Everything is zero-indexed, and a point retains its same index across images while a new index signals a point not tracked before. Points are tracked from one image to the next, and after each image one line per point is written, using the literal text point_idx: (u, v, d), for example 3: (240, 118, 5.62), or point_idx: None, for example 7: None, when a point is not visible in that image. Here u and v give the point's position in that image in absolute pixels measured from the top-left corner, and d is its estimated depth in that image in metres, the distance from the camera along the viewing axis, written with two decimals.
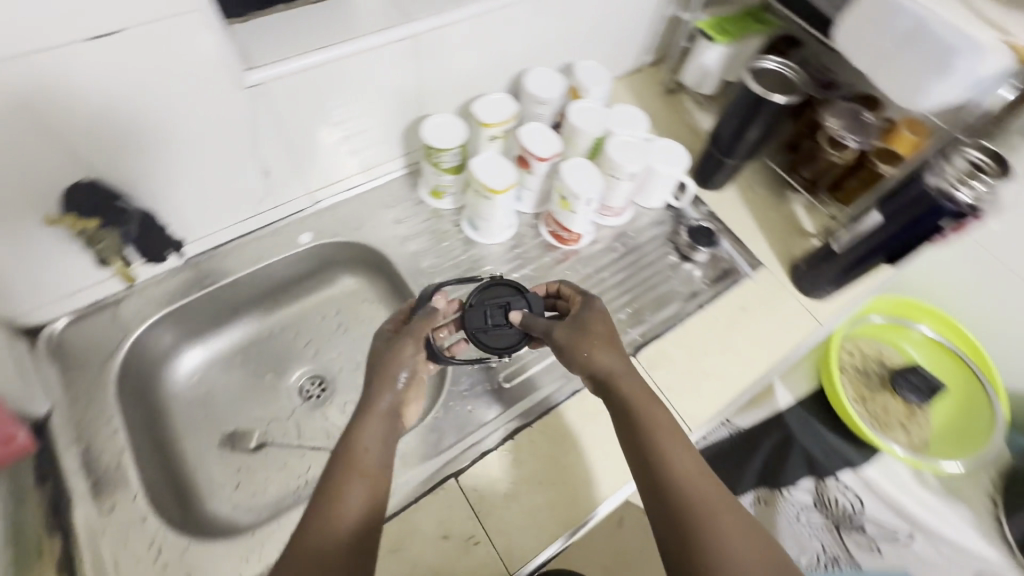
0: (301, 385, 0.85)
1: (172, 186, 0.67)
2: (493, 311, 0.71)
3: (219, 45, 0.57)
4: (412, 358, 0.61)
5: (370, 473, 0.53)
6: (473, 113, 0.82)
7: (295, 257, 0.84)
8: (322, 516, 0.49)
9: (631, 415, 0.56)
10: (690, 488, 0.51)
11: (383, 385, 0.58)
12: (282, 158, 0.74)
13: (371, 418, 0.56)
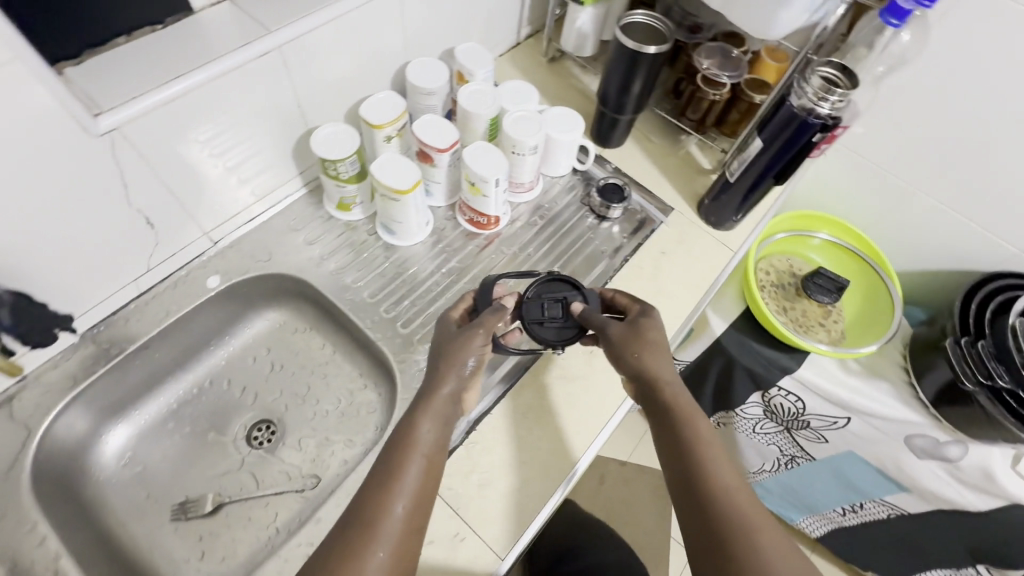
0: (247, 433, 0.81)
1: (39, 259, 0.60)
2: (550, 305, 0.74)
3: (52, 94, 0.51)
4: (480, 347, 0.66)
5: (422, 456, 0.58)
6: (363, 116, 0.79)
7: (206, 304, 0.78)
8: (374, 487, 0.55)
9: (669, 406, 0.62)
10: (719, 475, 0.56)
11: (448, 369, 0.64)
12: (164, 203, 0.68)
13: (432, 401, 0.62)
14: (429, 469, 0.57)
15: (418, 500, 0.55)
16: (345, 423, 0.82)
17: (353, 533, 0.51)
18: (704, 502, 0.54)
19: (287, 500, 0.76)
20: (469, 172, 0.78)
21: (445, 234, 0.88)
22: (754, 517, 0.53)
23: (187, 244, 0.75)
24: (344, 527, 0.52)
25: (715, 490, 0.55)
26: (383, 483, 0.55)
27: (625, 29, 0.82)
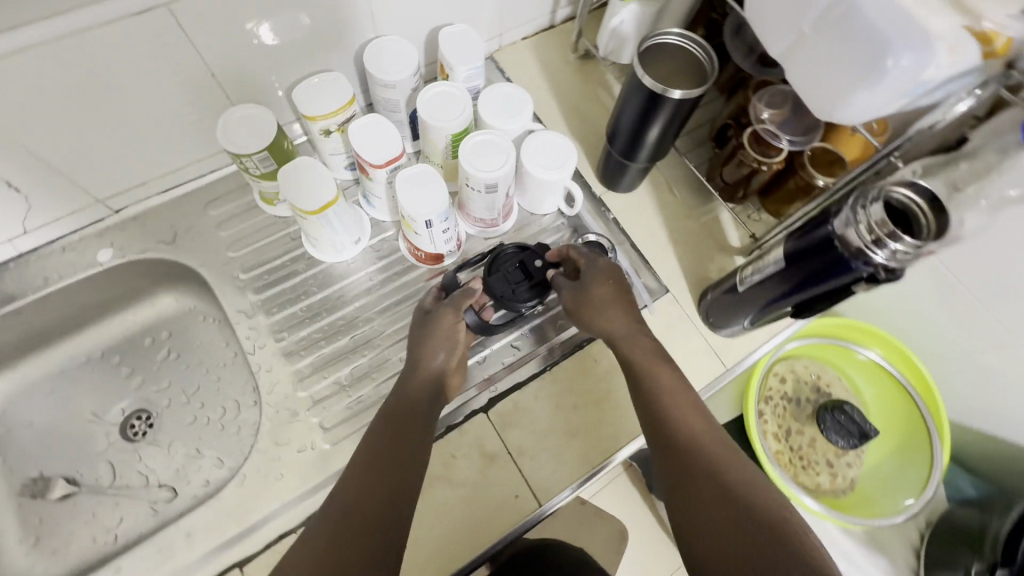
0: (124, 420, 0.75)
1: None
2: (512, 272, 0.66)
3: None
4: (453, 326, 0.62)
5: (404, 428, 0.54)
6: (295, 102, 0.65)
7: (96, 278, 0.70)
8: (358, 462, 0.52)
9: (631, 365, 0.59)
10: (688, 428, 0.53)
11: (424, 351, 0.60)
12: (31, 165, 0.59)
13: (408, 386, 0.59)
14: (409, 437, 0.54)
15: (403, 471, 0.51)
16: (221, 439, 0.73)
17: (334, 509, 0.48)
18: (676, 455, 0.51)
19: (134, 509, 0.70)
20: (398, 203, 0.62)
21: (381, 255, 0.74)
22: (730, 463, 0.50)
23: (78, 210, 0.67)
24: (326, 509, 0.49)
25: (682, 444, 0.52)
26: (363, 455, 0.52)
27: (648, 56, 0.60)
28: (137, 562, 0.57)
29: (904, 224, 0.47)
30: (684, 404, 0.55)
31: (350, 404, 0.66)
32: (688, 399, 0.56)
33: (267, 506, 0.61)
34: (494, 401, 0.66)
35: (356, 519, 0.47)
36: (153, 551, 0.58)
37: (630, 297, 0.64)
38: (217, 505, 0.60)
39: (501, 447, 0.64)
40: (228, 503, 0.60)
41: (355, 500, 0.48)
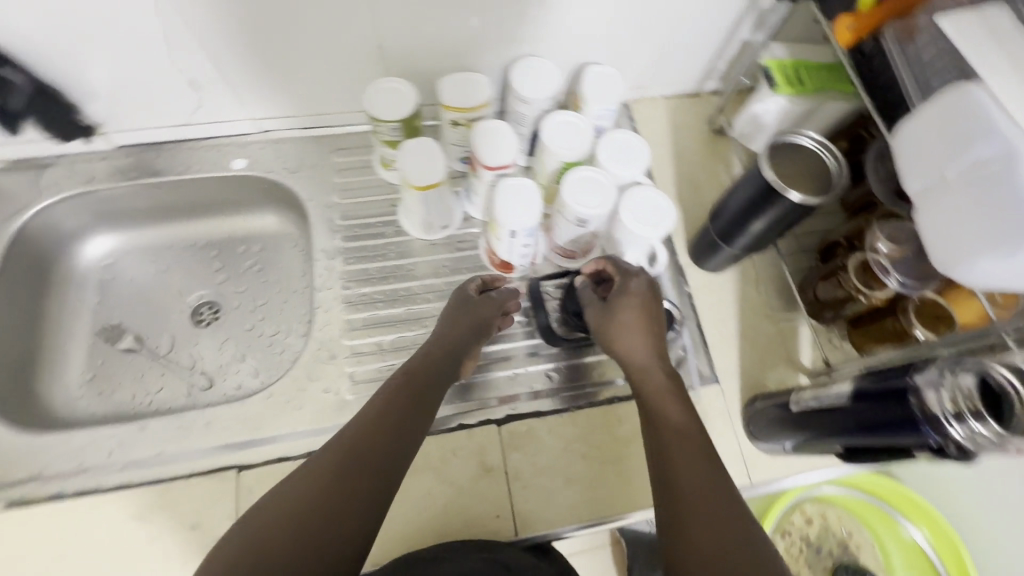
0: (196, 306, 0.83)
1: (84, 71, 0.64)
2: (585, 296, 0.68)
3: None
4: (489, 316, 0.66)
5: (415, 391, 0.57)
6: (439, 89, 0.70)
7: (225, 180, 0.80)
8: (366, 416, 0.54)
9: (646, 399, 0.56)
10: (700, 468, 0.49)
11: (449, 331, 0.64)
12: (214, 72, 0.69)
13: (421, 359, 0.61)
14: (423, 402, 0.57)
15: (399, 428, 0.53)
16: (265, 353, 0.80)
17: (337, 452, 0.50)
18: (681, 496, 0.47)
19: (176, 385, 0.77)
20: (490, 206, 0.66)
21: (460, 246, 0.78)
22: (746, 523, 0.45)
23: (233, 120, 0.77)
24: (326, 451, 0.51)
25: (691, 487, 0.48)
26: (373, 411, 0.55)
27: (779, 151, 0.60)
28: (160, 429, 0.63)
29: (995, 407, 0.43)
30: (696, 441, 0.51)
31: (382, 368, 0.70)
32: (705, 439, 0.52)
33: (278, 428, 0.65)
34: (510, 419, 0.67)
35: (361, 466, 0.49)
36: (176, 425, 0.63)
37: (660, 330, 0.62)
38: (240, 409, 0.65)
39: (499, 465, 0.64)
40: (249, 411, 0.65)
41: (360, 448, 0.51)
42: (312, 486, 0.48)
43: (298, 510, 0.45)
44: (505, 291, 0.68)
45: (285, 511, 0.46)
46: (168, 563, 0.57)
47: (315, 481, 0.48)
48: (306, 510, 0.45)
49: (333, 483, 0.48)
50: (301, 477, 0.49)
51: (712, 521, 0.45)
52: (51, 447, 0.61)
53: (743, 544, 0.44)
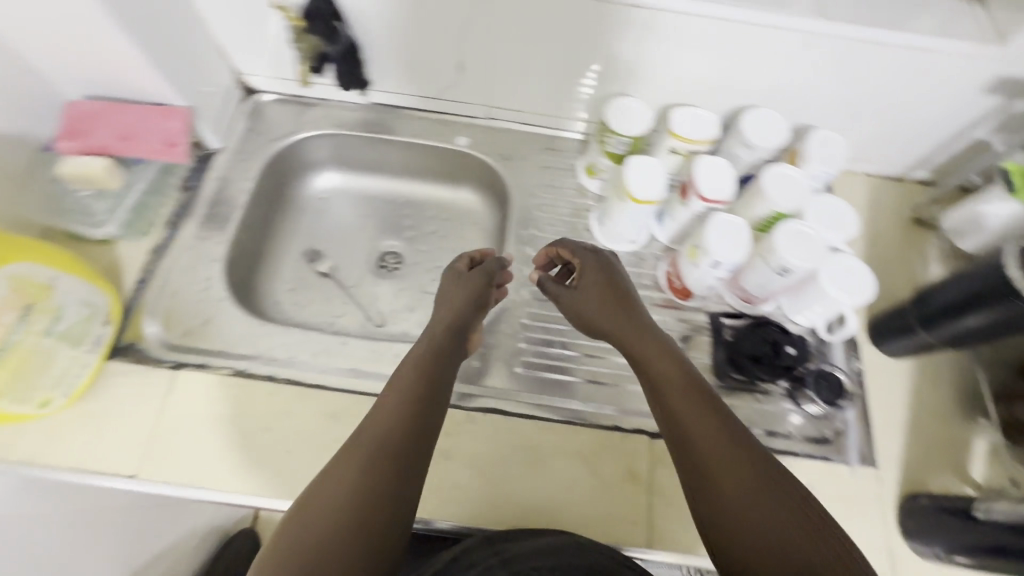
0: (383, 253, 0.92)
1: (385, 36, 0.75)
2: (764, 344, 0.72)
3: None
4: (482, 290, 0.70)
5: (435, 361, 0.61)
6: (670, 118, 0.75)
7: (446, 152, 0.89)
8: (397, 390, 0.57)
9: (652, 370, 0.59)
10: (712, 436, 0.52)
11: (450, 309, 0.68)
12: (482, 60, 0.77)
13: (429, 335, 0.64)
14: (438, 381, 0.59)
15: (425, 391, 0.57)
16: (435, 311, 0.87)
17: (380, 431, 0.53)
18: (705, 469, 0.51)
19: (353, 317, 0.86)
20: (699, 232, 0.69)
21: (638, 263, 0.82)
22: (773, 491, 0.49)
23: (471, 103, 0.86)
24: (365, 429, 0.53)
25: (711, 458, 0.51)
26: (399, 387, 0.57)
27: None
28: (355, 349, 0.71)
29: None
30: (716, 430, 0.53)
31: (548, 354, 0.74)
32: (710, 401, 0.55)
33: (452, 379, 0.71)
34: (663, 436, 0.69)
35: (407, 441, 0.53)
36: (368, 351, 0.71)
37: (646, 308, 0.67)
38: None
39: (645, 476, 0.66)
40: None
41: (402, 431, 0.53)
42: (366, 470, 0.50)
43: (360, 491, 0.49)
44: (489, 262, 0.73)
45: (348, 491, 0.49)
46: None
47: (368, 460, 0.51)
48: (367, 492, 0.49)
49: (381, 458, 0.51)
50: (351, 456, 0.51)
51: (737, 494, 0.49)
52: (271, 338, 0.71)
53: (779, 515, 0.48)
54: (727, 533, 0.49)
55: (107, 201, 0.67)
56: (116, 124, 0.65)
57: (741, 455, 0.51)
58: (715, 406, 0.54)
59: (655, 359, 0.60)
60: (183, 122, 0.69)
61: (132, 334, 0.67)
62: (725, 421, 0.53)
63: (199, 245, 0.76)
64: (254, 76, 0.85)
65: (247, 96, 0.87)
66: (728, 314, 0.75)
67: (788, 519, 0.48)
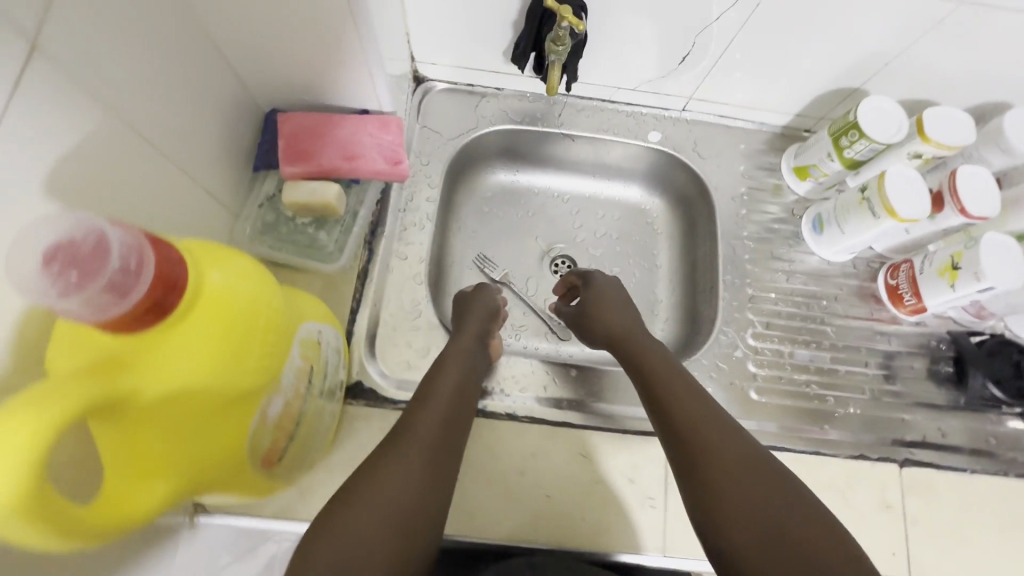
0: (552, 256, 0.83)
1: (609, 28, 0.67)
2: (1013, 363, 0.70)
3: None
4: (493, 300, 0.70)
5: (471, 364, 0.60)
6: (919, 118, 0.67)
7: (633, 148, 0.81)
8: (450, 384, 0.56)
9: (648, 372, 0.59)
10: (717, 424, 0.51)
11: (470, 321, 0.66)
12: (709, 53, 0.69)
13: (456, 340, 0.62)
14: (462, 404, 0.56)
15: (464, 389, 0.57)
16: None
17: (433, 420, 0.52)
18: (697, 452, 0.49)
19: (537, 333, 0.79)
20: (966, 252, 0.64)
21: (852, 275, 0.77)
22: (774, 475, 0.46)
23: (671, 95, 0.78)
24: (425, 417, 0.51)
25: (710, 440, 0.49)
26: (448, 377, 0.57)
27: None
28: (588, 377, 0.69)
29: None
30: (721, 428, 0.50)
31: (778, 376, 0.70)
32: (700, 395, 0.54)
33: None
34: (909, 463, 0.67)
35: (446, 428, 0.52)
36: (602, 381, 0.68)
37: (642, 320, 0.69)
38: None
39: (900, 506, 0.64)
40: None
41: (449, 418, 0.53)
42: (412, 454, 0.48)
43: (412, 478, 0.46)
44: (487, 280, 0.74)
45: (396, 475, 0.46)
46: (603, 506, 0.61)
47: (418, 447, 0.48)
48: (415, 476, 0.46)
49: (436, 446, 0.50)
50: (413, 441, 0.49)
51: (738, 476, 0.46)
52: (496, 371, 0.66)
53: (780, 493, 0.45)
54: (727, 511, 0.45)
55: (340, 226, 0.59)
56: (338, 142, 0.57)
57: (739, 439, 0.49)
58: (701, 398, 0.54)
59: (654, 364, 0.59)
60: (401, 132, 0.60)
61: (362, 372, 0.62)
62: (724, 416, 0.51)
63: (401, 265, 0.69)
64: (430, 64, 0.74)
65: (415, 85, 0.76)
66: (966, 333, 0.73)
67: (789, 499, 0.45)
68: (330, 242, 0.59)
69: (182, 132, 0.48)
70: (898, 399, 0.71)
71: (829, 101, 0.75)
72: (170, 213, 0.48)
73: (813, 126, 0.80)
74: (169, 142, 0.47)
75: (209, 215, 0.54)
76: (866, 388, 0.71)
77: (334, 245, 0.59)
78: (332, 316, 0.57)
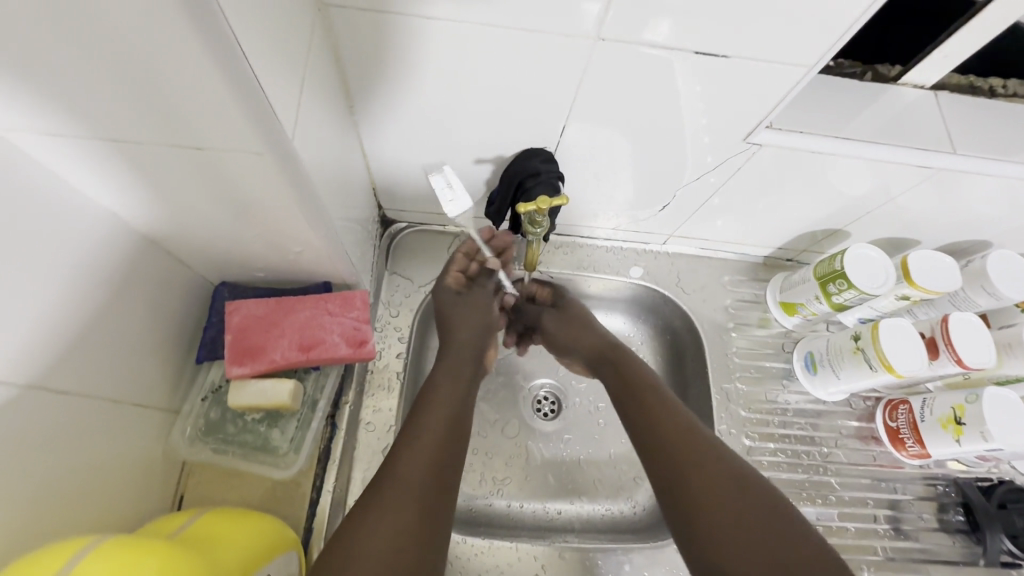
0: (535, 396, 0.77)
1: (589, 181, 0.65)
2: (1015, 517, 0.66)
3: (768, 105, 0.51)
4: (483, 307, 0.67)
5: (465, 386, 0.59)
6: (904, 261, 0.66)
7: (614, 282, 0.78)
8: (436, 427, 0.52)
9: (666, 446, 0.53)
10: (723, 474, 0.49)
11: (463, 339, 0.64)
12: (690, 201, 0.67)
13: (452, 360, 0.61)
14: (456, 445, 0.52)
15: (456, 420, 0.54)
16: (609, 472, 0.74)
17: (422, 460, 0.49)
18: (709, 524, 0.47)
19: (523, 488, 0.72)
20: (969, 408, 0.61)
21: (848, 413, 0.73)
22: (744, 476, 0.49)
23: (651, 233, 0.76)
24: (413, 456, 0.49)
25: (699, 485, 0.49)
26: (439, 412, 0.54)
27: None
28: (580, 559, 0.61)
29: None
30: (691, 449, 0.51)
31: None
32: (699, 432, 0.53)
33: None
34: None
35: (437, 469, 0.49)
36: (597, 564, 0.61)
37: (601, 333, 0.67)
38: (655, 554, 0.62)
39: None
40: (665, 561, 0.62)
41: (446, 448, 0.51)
42: (398, 507, 0.45)
43: (402, 526, 0.44)
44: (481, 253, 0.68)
45: (380, 532, 0.44)
46: None
47: (405, 499, 0.46)
48: (405, 517, 0.45)
49: (424, 488, 0.47)
50: (402, 487, 0.47)
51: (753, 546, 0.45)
52: (483, 556, 0.60)
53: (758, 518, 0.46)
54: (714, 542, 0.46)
55: (297, 420, 0.53)
56: (294, 332, 0.51)
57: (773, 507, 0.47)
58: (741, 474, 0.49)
59: (643, 399, 0.57)
60: (367, 308, 0.54)
61: None
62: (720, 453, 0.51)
63: (367, 436, 0.61)
64: (399, 210, 0.71)
65: (382, 228, 0.72)
66: (967, 481, 0.69)
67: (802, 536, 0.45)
68: (285, 441, 0.52)
69: (111, 355, 0.43)
70: (914, 559, 0.66)
71: (811, 237, 0.73)
72: (89, 453, 0.41)
73: (793, 256, 0.78)
74: (91, 375, 0.41)
75: (141, 430, 0.47)
76: (878, 547, 0.66)
77: (288, 444, 0.52)
78: (285, 529, 0.49)
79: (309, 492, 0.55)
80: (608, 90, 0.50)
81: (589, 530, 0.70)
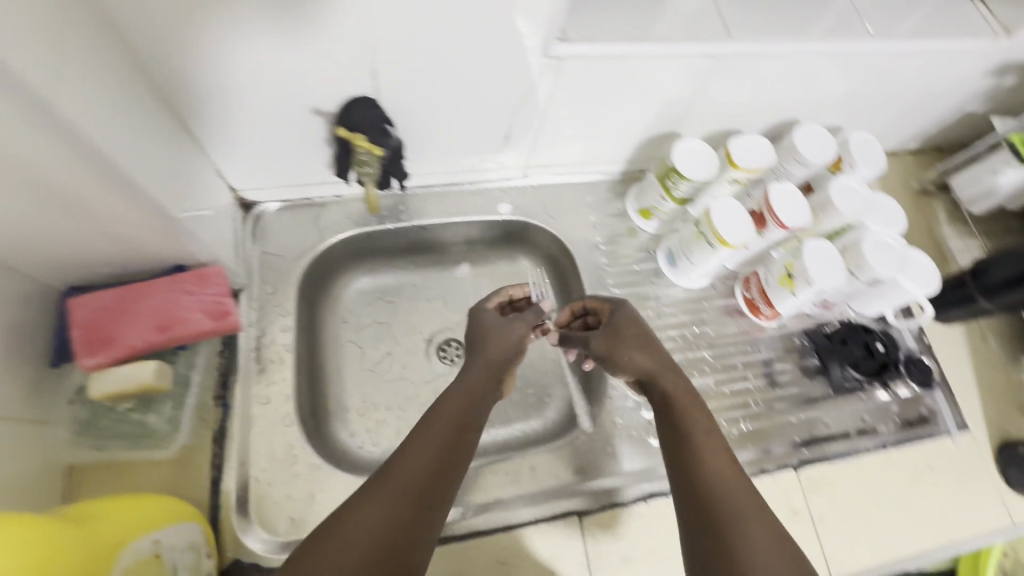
0: (439, 345, 0.79)
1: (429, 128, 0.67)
2: (854, 347, 0.77)
3: (551, 17, 0.54)
4: (526, 338, 0.60)
5: (476, 402, 0.52)
6: (728, 148, 0.73)
7: (489, 224, 0.81)
8: (440, 438, 0.47)
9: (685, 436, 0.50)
10: (733, 481, 0.47)
11: (491, 351, 0.57)
12: (527, 129, 0.71)
13: (471, 374, 0.54)
14: (457, 462, 0.47)
15: (461, 432, 0.49)
16: (517, 397, 0.79)
17: (416, 474, 0.45)
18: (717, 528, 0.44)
19: None
20: (795, 263, 0.70)
21: (714, 295, 0.82)
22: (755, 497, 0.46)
23: (506, 167, 0.79)
24: (414, 463, 0.45)
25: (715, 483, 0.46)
26: (447, 417, 0.49)
27: None
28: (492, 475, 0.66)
29: None
30: (712, 435, 0.50)
31: None
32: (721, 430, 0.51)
33: (595, 476, 0.67)
34: (804, 463, 0.72)
35: (429, 485, 0.45)
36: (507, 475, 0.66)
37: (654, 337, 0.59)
38: (559, 453, 0.68)
39: (805, 509, 0.69)
40: (569, 455, 0.68)
41: (445, 456, 0.46)
42: (376, 523, 0.42)
43: (371, 538, 0.41)
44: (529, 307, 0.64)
45: (354, 536, 0.41)
46: None
47: (388, 517, 0.42)
48: (367, 539, 0.41)
49: (407, 508, 0.43)
50: (388, 494, 0.43)
51: None
52: None
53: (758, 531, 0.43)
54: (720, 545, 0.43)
55: (171, 402, 0.56)
56: (149, 315, 0.53)
57: None
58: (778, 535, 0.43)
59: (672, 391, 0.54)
60: (223, 283, 0.56)
61: (239, 547, 0.54)
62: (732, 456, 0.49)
63: (264, 410, 0.61)
64: (256, 189, 0.70)
65: (244, 212, 0.72)
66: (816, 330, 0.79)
67: None
68: (162, 423, 0.55)
69: None
70: (784, 405, 0.75)
71: (653, 144, 0.80)
72: None
73: (645, 166, 0.85)
74: None
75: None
76: (752, 401, 0.75)
77: (167, 425, 0.56)
78: (186, 506, 0.50)
79: (209, 472, 0.56)
80: (399, 27, 0.52)
81: (504, 451, 0.75)
